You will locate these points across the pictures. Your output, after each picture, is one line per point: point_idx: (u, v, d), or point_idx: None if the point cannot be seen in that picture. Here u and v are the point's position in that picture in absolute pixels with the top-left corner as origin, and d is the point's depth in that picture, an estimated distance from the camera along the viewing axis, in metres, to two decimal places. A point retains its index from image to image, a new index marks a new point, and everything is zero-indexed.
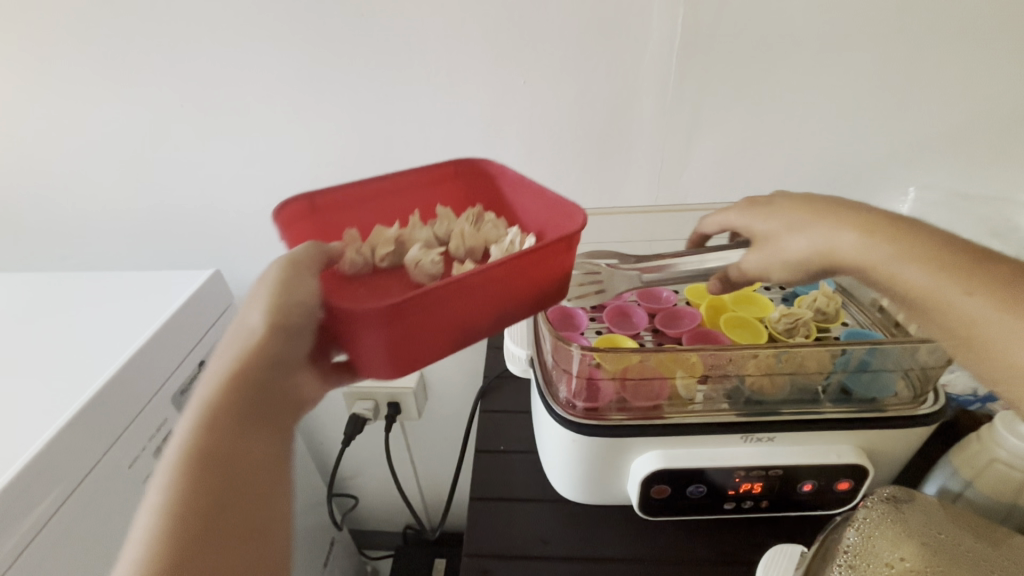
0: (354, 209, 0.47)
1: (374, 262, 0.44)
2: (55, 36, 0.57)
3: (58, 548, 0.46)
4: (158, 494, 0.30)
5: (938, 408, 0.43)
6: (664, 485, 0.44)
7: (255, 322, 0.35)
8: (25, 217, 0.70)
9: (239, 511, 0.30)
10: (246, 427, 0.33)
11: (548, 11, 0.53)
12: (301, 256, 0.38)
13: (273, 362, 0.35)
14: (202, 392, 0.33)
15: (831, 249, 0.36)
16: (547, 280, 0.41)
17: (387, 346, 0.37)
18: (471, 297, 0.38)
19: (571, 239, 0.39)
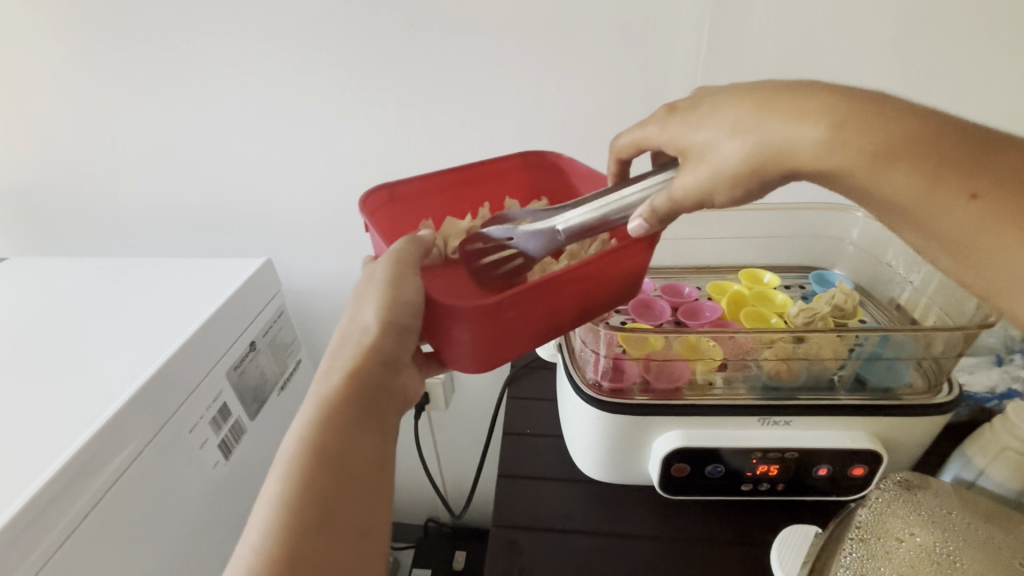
0: (423, 200, 0.52)
1: (447, 253, 0.50)
2: (136, 45, 0.64)
3: (131, 497, 0.51)
4: (277, 483, 0.33)
5: (953, 397, 0.45)
6: (683, 463, 0.47)
7: (369, 322, 0.40)
8: (97, 209, 0.77)
9: (347, 511, 0.33)
10: (355, 428, 0.36)
11: (581, 21, 0.57)
12: (403, 254, 0.42)
13: (381, 363, 0.39)
14: (320, 389, 0.37)
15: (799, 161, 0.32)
16: (631, 277, 0.43)
17: (476, 342, 0.39)
18: (559, 296, 0.40)
19: (652, 239, 0.40)
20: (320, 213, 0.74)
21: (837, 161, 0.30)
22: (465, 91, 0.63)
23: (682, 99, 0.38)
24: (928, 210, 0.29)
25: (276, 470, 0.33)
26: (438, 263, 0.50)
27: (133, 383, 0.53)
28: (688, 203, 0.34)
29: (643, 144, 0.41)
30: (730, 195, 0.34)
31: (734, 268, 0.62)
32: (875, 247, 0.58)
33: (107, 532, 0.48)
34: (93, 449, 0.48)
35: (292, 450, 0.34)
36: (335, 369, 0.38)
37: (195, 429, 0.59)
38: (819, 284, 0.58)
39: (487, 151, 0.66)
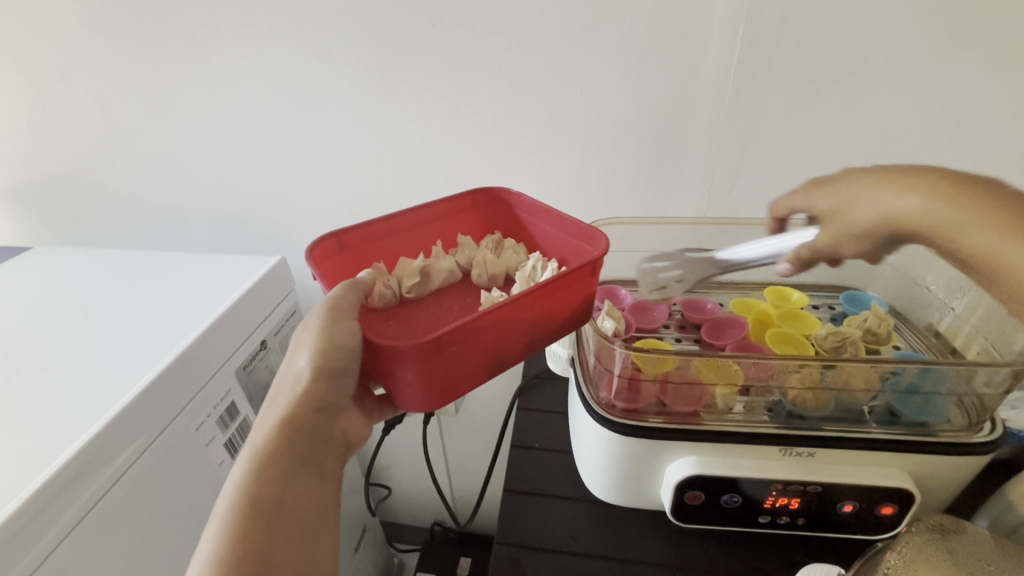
0: (372, 245, 0.52)
1: (400, 293, 0.50)
2: (161, 40, 0.64)
3: (133, 497, 0.51)
4: (210, 540, 0.35)
5: (996, 437, 0.42)
6: (697, 491, 0.44)
7: (301, 370, 0.44)
8: (120, 201, 0.78)
9: (288, 553, 0.35)
10: (293, 475, 0.39)
11: (608, 24, 0.55)
12: (340, 301, 0.45)
13: (316, 409, 0.43)
14: (256, 440, 0.40)
15: (893, 214, 0.39)
16: (568, 307, 0.45)
17: (421, 380, 0.41)
18: (500, 330, 0.42)
19: (595, 263, 0.44)
20: (337, 212, 0.73)
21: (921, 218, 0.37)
22: (487, 94, 0.61)
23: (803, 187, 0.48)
24: (967, 230, 0.34)
25: (213, 518, 0.36)
26: (391, 305, 0.50)
27: (144, 378, 0.53)
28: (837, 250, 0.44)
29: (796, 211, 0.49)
30: (857, 244, 0.43)
31: (759, 285, 0.60)
32: (914, 267, 0.53)
33: (110, 527, 0.48)
34: (101, 443, 0.48)
35: (227, 501, 0.36)
36: (268, 420, 0.41)
37: (201, 427, 0.58)
38: (850, 304, 0.55)
39: (507, 156, 0.65)
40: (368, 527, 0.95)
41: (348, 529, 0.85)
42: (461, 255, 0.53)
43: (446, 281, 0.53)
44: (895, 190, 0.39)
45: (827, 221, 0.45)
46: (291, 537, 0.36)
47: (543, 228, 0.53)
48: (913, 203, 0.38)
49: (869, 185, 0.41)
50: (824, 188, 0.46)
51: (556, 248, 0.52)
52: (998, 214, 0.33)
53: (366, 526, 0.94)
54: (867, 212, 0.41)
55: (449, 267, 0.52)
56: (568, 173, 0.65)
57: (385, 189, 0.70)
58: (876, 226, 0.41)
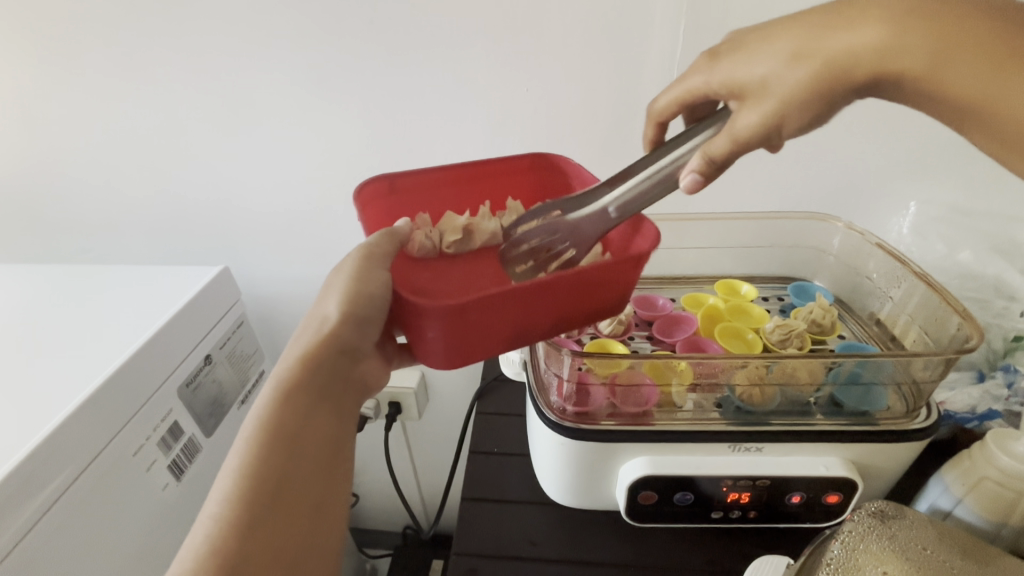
0: (425, 192, 0.49)
1: (441, 246, 0.48)
2: (81, 39, 0.60)
3: (67, 527, 0.47)
4: (232, 465, 0.33)
5: (931, 422, 0.43)
6: (651, 491, 0.44)
7: (328, 311, 0.39)
8: (46, 210, 0.73)
9: (302, 493, 0.34)
10: (311, 415, 0.36)
11: (553, 21, 0.54)
12: (375, 246, 0.42)
13: (340, 353, 0.39)
14: (282, 369, 0.37)
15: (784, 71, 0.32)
16: (612, 295, 0.40)
17: (445, 340, 0.38)
18: (536, 304, 0.38)
19: (642, 258, 0.38)
20: (283, 218, 0.70)
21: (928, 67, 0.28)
22: (431, 92, 0.59)
23: (719, 42, 0.36)
24: (997, 104, 0.27)
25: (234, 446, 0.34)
26: (430, 256, 0.48)
27: (71, 402, 0.50)
28: (754, 142, 0.33)
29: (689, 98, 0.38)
30: (799, 122, 0.32)
31: (711, 280, 0.60)
32: (854, 258, 0.56)
33: (40, 563, 0.45)
34: (23, 476, 0.45)
35: (249, 429, 0.35)
36: (292, 354, 0.38)
37: (141, 450, 0.55)
38: (798, 295, 0.57)
39: (455, 155, 0.63)
40: None
41: None
42: (511, 218, 0.49)
43: (488, 242, 0.49)
44: (846, 25, 0.30)
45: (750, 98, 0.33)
46: (307, 479, 0.34)
47: None
48: (870, 37, 0.29)
49: (833, 28, 0.30)
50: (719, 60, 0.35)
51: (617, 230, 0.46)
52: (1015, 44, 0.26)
53: None
54: (777, 104, 0.32)
55: (495, 230, 0.49)
56: None
57: (331, 192, 0.67)
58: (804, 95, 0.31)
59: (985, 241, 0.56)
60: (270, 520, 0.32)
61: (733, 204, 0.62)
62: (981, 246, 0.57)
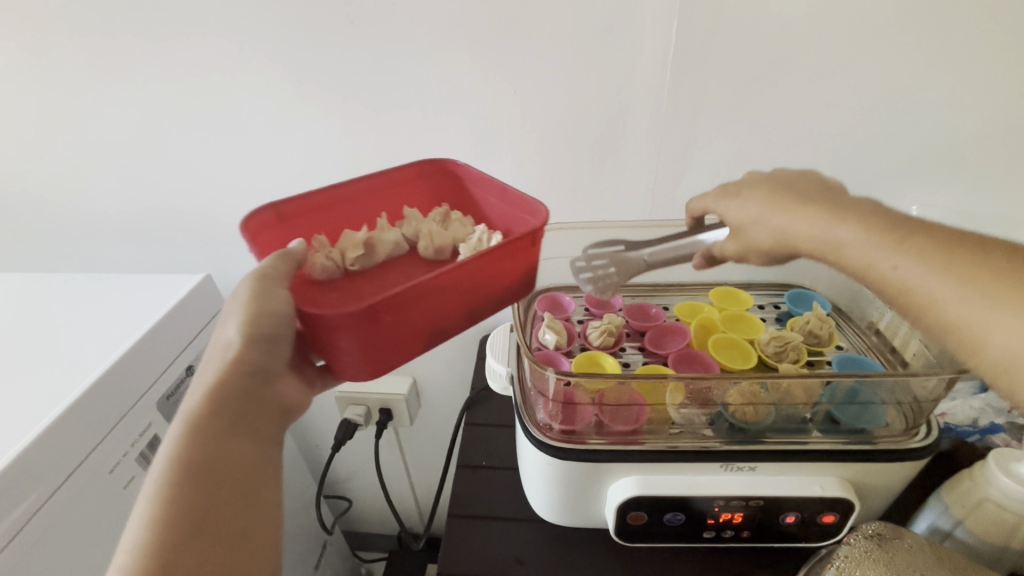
0: (316, 216, 0.47)
1: (344, 266, 0.45)
2: (52, 41, 0.58)
3: (38, 549, 0.46)
4: (144, 508, 0.33)
5: (931, 441, 0.41)
6: (641, 512, 0.43)
7: (230, 337, 0.39)
8: (24, 217, 0.71)
9: (224, 518, 0.33)
10: (226, 436, 0.36)
11: (539, 19, 0.52)
12: (269, 270, 0.41)
13: (247, 373, 0.39)
14: (185, 406, 0.36)
15: (786, 232, 0.34)
16: (510, 276, 0.43)
17: (364, 348, 0.38)
18: (438, 299, 0.40)
19: (535, 234, 0.42)
20: None
21: (921, 299, 0.29)
22: (415, 94, 0.57)
23: (739, 179, 0.39)
24: (959, 311, 0.27)
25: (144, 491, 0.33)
26: (333, 278, 0.45)
27: (42, 420, 0.48)
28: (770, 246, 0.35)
29: (711, 204, 0.40)
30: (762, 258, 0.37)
31: (706, 287, 0.58)
32: None
33: None
34: None
35: (158, 469, 0.34)
36: (198, 387, 0.38)
37: (118, 467, 0.54)
38: (795, 303, 0.55)
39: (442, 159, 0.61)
40: (329, 542, 0.92)
41: (305, 548, 0.82)
42: (408, 226, 0.48)
43: (393, 253, 0.47)
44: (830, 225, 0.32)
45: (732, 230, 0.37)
46: (228, 505, 0.34)
47: (488, 199, 0.49)
48: (841, 234, 0.32)
49: (819, 218, 0.33)
50: (742, 191, 0.37)
51: (501, 219, 0.48)
52: (982, 274, 0.27)
53: (327, 542, 0.90)
54: (768, 237, 0.35)
55: (396, 239, 0.47)
56: (508, 176, 0.62)
57: None
58: (773, 247, 0.35)
59: None
60: (194, 551, 0.32)
61: None
62: None
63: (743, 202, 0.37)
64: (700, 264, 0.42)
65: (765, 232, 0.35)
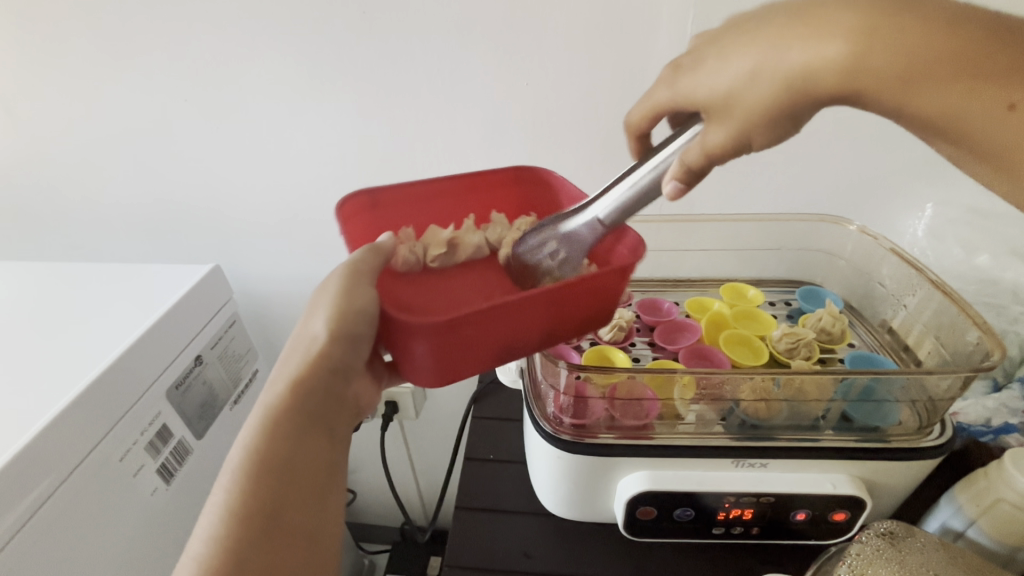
0: (409, 206, 0.47)
1: (425, 261, 0.45)
2: (61, 29, 0.58)
3: (49, 536, 0.46)
4: (221, 496, 0.32)
5: (945, 440, 0.41)
6: (650, 506, 0.43)
7: (316, 331, 0.37)
8: (33, 205, 0.71)
9: (293, 522, 0.32)
10: (305, 436, 0.34)
11: (552, 12, 0.52)
12: (361, 262, 0.39)
13: (331, 373, 0.37)
14: (267, 398, 0.35)
15: (807, 69, 0.26)
16: (599, 307, 0.39)
17: (436, 357, 0.36)
18: (522, 321, 0.36)
19: (628, 267, 0.37)
20: (275, 214, 0.68)
21: (857, 84, 0.26)
22: (425, 86, 0.57)
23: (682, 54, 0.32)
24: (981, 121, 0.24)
25: (221, 481, 0.32)
26: (414, 271, 0.45)
27: (54, 407, 0.48)
28: (727, 156, 0.30)
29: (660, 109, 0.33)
30: (767, 134, 0.29)
31: (716, 283, 0.58)
32: (867, 263, 0.53)
33: (22, 570, 0.44)
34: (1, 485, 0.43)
35: (237, 457, 0.33)
36: (279, 377, 0.36)
37: (128, 455, 0.54)
38: (807, 300, 0.54)
39: (451, 151, 0.61)
40: None
41: None
42: (495, 232, 0.47)
43: (472, 257, 0.47)
44: None
45: (714, 113, 0.30)
46: (299, 508, 0.32)
47: None
48: (728, 73, 0.28)
49: (787, 40, 0.27)
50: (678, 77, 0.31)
51: None
52: None
53: None
54: (730, 80, 0.29)
55: (479, 242, 0.46)
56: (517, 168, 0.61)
57: (325, 188, 0.65)
58: (779, 104, 0.28)
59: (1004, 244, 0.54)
60: (262, 555, 0.30)
61: (740, 204, 0.60)
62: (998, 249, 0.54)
63: (714, 61, 0.29)
64: (674, 196, 0.32)
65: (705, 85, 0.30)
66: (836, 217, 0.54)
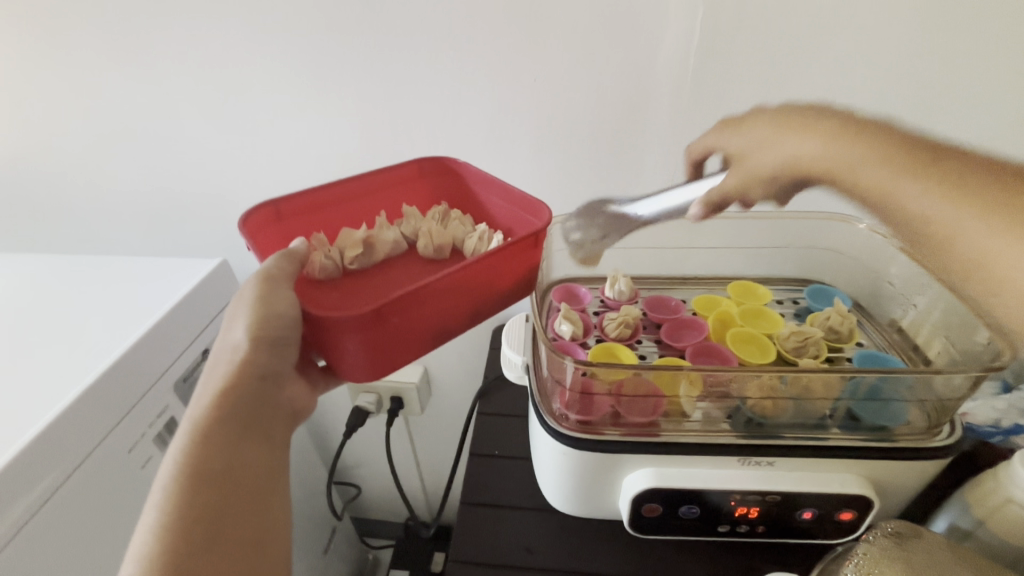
0: (314, 214, 0.47)
1: (344, 264, 0.45)
2: (73, 25, 0.58)
3: (59, 526, 0.46)
4: (156, 510, 0.33)
5: (954, 440, 0.41)
6: (655, 504, 0.43)
7: (238, 339, 0.40)
8: (46, 200, 0.72)
9: (232, 522, 0.33)
10: (237, 440, 0.36)
11: (562, 9, 0.51)
12: (274, 268, 0.40)
13: (260, 378, 0.40)
14: (196, 412, 0.37)
15: (796, 161, 0.42)
16: (514, 276, 0.43)
17: (367, 349, 0.38)
18: (444, 300, 0.39)
19: (537, 235, 0.42)
20: None
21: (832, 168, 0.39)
22: (433, 82, 0.57)
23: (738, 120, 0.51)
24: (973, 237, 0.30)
25: (156, 496, 0.33)
26: (334, 277, 0.45)
27: (63, 399, 0.49)
28: (737, 196, 0.46)
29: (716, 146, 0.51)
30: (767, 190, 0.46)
31: (724, 281, 0.58)
32: (876, 262, 0.53)
33: (32, 559, 0.44)
34: (13, 475, 0.44)
35: (169, 471, 0.34)
36: (207, 391, 0.38)
37: (136, 447, 0.54)
38: (815, 299, 0.54)
39: (459, 147, 0.61)
40: (338, 528, 0.93)
41: (315, 532, 0.83)
42: (408, 225, 0.48)
43: (392, 252, 0.47)
44: None
45: (736, 167, 0.46)
46: (237, 509, 0.34)
47: (489, 198, 0.49)
48: (805, 148, 0.42)
49: (793, 134, 0.44)
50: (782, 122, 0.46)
51: (503, 219, 0.48)
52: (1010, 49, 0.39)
53: (336, 528, 0.91)
54: (773, 161, 0.44)
55: (395, 237, 0.47)
56: (524, 164, 0.61)
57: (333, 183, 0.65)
58: (784, 172, 0.44)
59: None
60: (202, 556, 0.32)
61: None
62: None
63: (782, 139, 0.44)
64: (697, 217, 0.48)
65: (759, 159, 0.45)
66: (846, 215, 0.54)
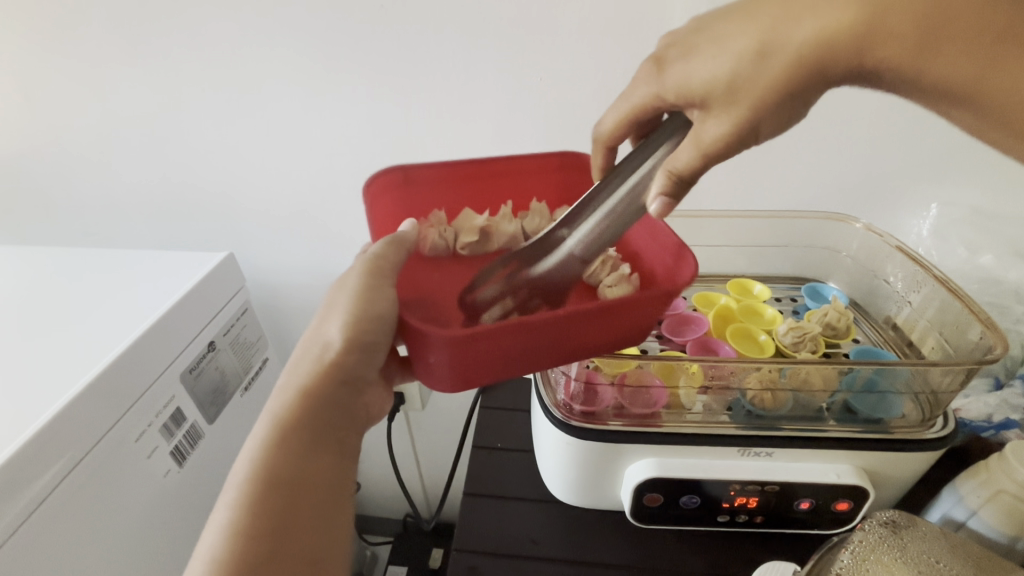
0: (441, 187, 0.46)
1: (454, 247, 0.45)
2: (84, 20, 0.59)
3: (67, 513, 0.47)
4: (227, 512, 0.31)
5: (947, 432, 0.42)
6: (656, 493, 0.44)
7: (330, 337, 0.37)
8: (52, 193, 0.72)
9: (302, 535, 0.31)
10: (313, 450, 0.34)
11: (566, 13, 0.53)
12: (383, 259, 0.38)
13: (342, 383, 0.37)
14: (274, 411, 0.35)
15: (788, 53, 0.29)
16: (630, 329, 0.36)
17: (453, 368, 0.35)
18: (546, 339, 0.34)
19: (671, 293, 0.34)
20: (288, 205, 0.69)
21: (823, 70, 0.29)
22: (439, 81, 0.58)
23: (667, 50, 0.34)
24: None
25: (228, 494, 0.32)
26: (443, 255, 0.46)
27: (73, 387, 0.49)
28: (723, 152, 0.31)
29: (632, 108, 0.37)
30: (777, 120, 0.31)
31: (723, 278, 0.59)
32: (872, 261, 0.54)
33: (42, 543, 0.45)
34: (23, 461, 0.44)
35: (243, 472, 0.33)
36: (289, 388, 0.36)
37: (143, 437, 0.55)
38: (812, 298, 0.55)
39: (464, 145, 0.62)
40: None
41: None
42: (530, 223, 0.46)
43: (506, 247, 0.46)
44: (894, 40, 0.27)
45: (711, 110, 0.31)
46: (306, 523, 0.32)
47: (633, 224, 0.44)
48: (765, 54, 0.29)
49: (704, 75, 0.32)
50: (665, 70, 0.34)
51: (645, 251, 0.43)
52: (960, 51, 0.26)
53: None
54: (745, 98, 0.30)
55: (512, 233, 0.46)
56: None
57: (337, 179, 0.66)
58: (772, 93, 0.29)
59: (1007, 245, 0.55)
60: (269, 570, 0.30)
61: (748, 201, 0.61)
62: (1001, 250, 0.55)
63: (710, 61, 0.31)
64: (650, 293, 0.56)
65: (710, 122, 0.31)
66: (841, 214, 0.55)
